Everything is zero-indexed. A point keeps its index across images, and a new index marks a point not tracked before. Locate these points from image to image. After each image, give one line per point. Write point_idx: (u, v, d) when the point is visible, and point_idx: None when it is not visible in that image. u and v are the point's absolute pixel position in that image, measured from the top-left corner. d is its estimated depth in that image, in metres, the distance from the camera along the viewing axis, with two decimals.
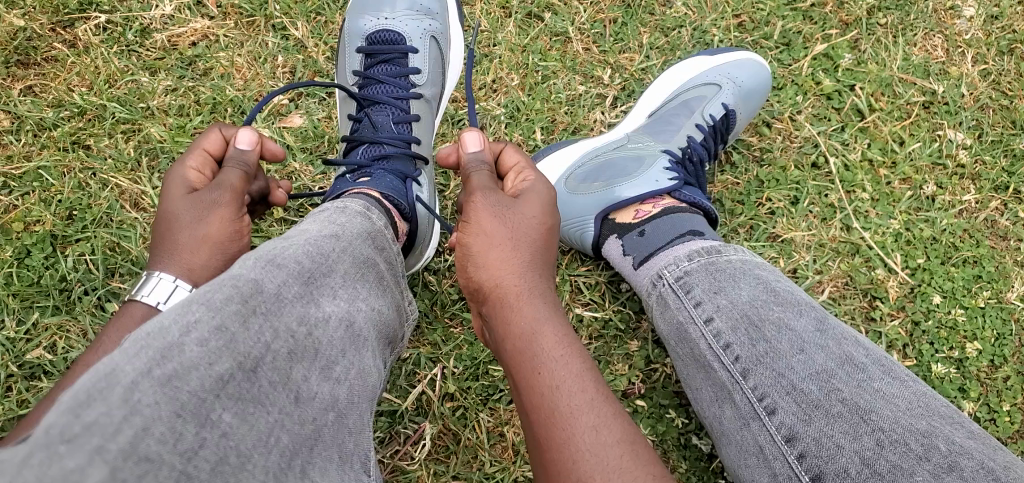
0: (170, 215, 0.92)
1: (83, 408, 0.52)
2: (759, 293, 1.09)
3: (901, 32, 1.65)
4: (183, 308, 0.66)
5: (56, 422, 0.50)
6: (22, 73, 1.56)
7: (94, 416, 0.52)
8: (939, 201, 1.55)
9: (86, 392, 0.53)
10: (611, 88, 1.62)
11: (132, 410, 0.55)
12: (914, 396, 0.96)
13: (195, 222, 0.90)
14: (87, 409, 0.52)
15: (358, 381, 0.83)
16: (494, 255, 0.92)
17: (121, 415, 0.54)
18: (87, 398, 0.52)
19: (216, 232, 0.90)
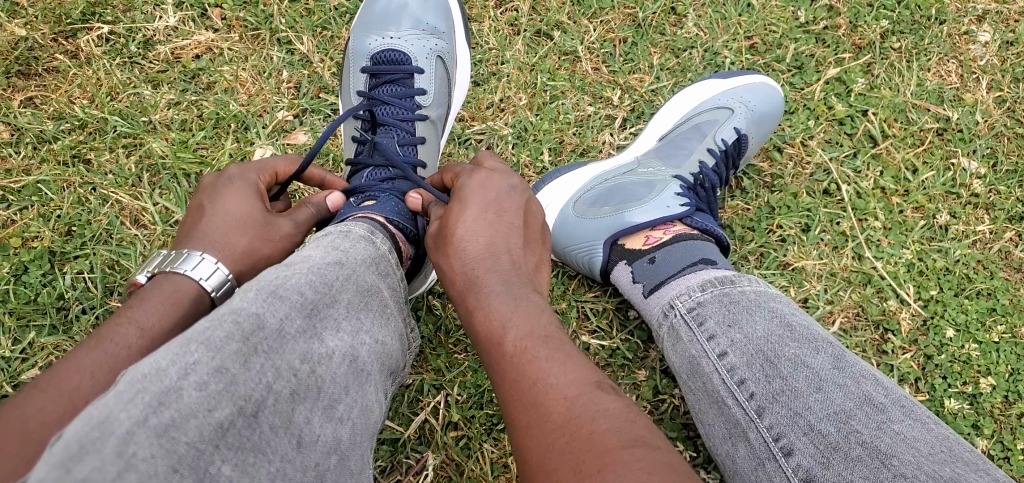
0: (243, 215, 0.98)
1: (75, 463, 0.49)
2: (774, 328, 1.07)
3: (915, 57, 1.63)
4: (182, 348, 0.63)
5: (46, 477, 0.48)
6: (23, 84, 1.53)
7: (86, 472, 0.49)
8: (952, 231, 1.52)
9: (78, 443, 0.50)
10: (621, 109, 1.60)
11: (127, 466, 0.52)
12: (937, 440, 0.93)
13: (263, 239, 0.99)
14: (79, 464, 0.49)
15: (361, 420, 0.79)
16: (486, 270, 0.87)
17: (115, 471, 0.51)
18: (79, 451, 0.49)
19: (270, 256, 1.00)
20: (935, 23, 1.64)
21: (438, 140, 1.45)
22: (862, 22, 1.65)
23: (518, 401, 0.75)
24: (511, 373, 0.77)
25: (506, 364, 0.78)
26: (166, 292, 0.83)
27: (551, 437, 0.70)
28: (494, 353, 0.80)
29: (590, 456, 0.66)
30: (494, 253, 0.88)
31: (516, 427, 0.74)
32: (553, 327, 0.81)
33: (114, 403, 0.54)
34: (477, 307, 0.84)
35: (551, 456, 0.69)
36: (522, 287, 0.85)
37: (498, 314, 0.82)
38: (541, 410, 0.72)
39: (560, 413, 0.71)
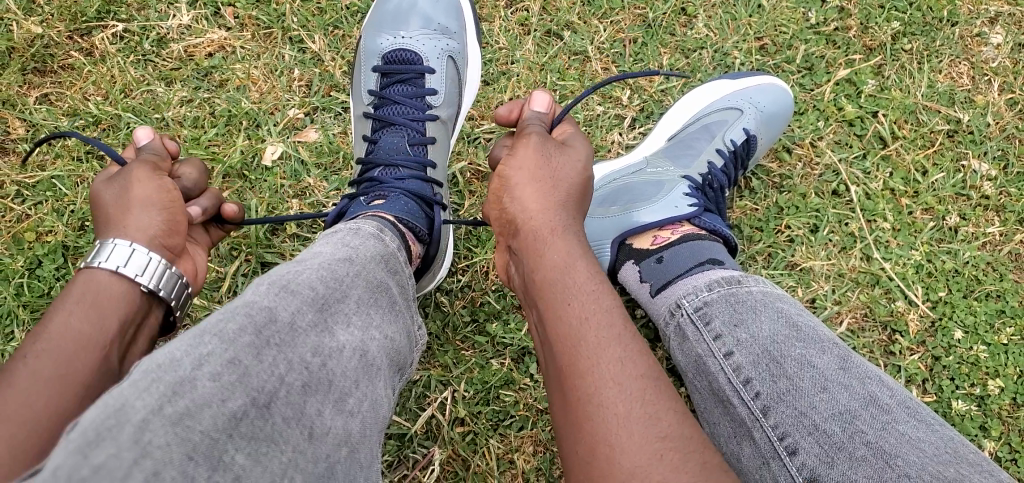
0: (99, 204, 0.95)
1: (92, 449, 0.50)
2: (782, 327, 1.07)
3: (926, 59, 1.62)
4: (195, 339, 0.64)
5: (64, 462, 0.49)
6: (38, 81, 1.55)
7: (102, 458, 0.50)
8: (962, 232, 1.52)
9: (94, 430, 0.51)
10: (630, 109, 1.60)
11: (144, 451, 0.53)
12: (942, 441, 0.93)
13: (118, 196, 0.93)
14: (96, 450, 0.50)
15: (371, 414, 0.80)
16: (551, 244, 0.85)
17: (131, 457, 0.52)
18: (96, 438, 0.51)
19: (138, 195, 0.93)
20: (947, 25, 1.63)
21: (447, 139, 1.45)
22: (873, 24, 1.65)
23: (614, 389, 0.73)
24: (607, 358, 0.76)
25: (607, 346, 0.76)
26: (78, 298, 0.83)
27: (656, 446, 0.70)
28: (570, 346, 0.78)
29: None
30: (562, 236, 0.86)
31: (604, 413, 0.72)
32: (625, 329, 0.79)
33: (129, 392, 0.56)
34: (557, 290, 0.82)
35: (656, 466, 0.69)
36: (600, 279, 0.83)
37: (577, 310, 0.79)
38: (649, 413, 0.72)
39: (669, 426, 0.72)
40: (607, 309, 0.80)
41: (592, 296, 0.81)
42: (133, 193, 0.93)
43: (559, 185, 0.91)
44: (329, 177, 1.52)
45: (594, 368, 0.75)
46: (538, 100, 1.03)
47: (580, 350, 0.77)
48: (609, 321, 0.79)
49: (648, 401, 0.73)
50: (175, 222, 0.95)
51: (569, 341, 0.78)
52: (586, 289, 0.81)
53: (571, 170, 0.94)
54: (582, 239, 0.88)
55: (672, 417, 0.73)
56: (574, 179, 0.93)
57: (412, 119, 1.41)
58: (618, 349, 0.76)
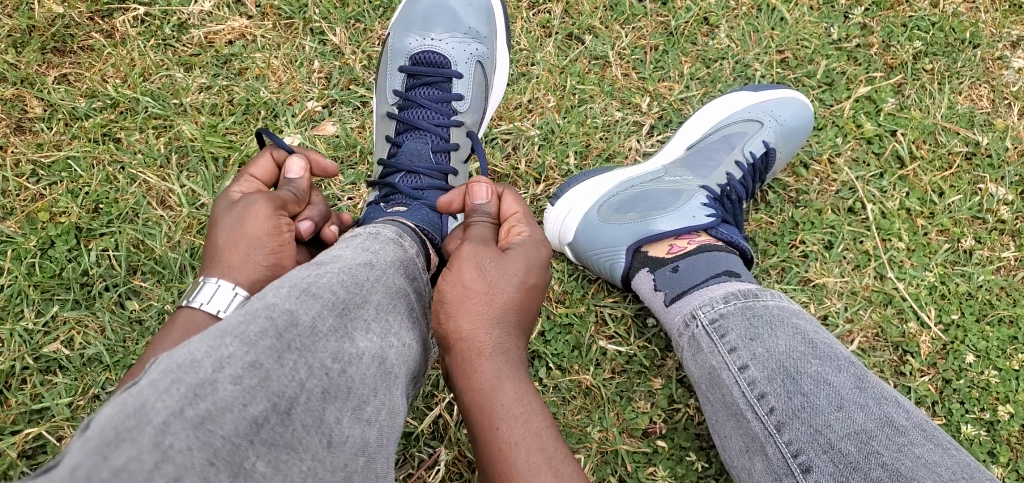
0: (216, 231, 0.98)
1: (112, 450, 0.50)
2: (797, 344, 1.07)
3: (947, 80, 1.62)
4: (217, 342, 0.64)
5: (85, 461, 0.49)
6: (57, 61, 1.55)
7: (123, 461, 0.50)
8: (977, 256, 1.51)
9: (114, 430, 0.51)
10: (649, 116, 1.59)
11: (164, 456, 0.53)
12: (959, 467, 0.92)
13: (234, 227, 0.97)
14: (117, 452, 0.50)
15: (389, 422, 0.78)
16: (480, 363, 0.81)
17: (153, 461, 0.52)
18: (116, 438, 0.51)
19: (251, 230, 0.96)
20: (969, 47, 1.63)
21: (470, 145, 1.47)
22: (894, 42, 1.64)
23: None
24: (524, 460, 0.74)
25: (537, 477, 0.72)
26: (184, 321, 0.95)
27: None
28: (503, 478, 0.74)
29: None
30: (501, 355, 0.82)
31: None
32: (558, 453, 0.75)
33: (149, 393, 0.56)
34: (488, 411, 0.77)
35: None
36: (530, 395, 0.79)
37: (507, 436, 0.75)
38: None
39: None
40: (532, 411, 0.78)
41: (523, 419, 0.76)
42: (249, 231, 0.96)
43: (495, 294, 0.88)
44: (345, 171, 1.52)
45: None
46: (478, 190, 1.00)
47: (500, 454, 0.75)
48: (535, 425, 0.77)
49: None
50: (279, 265, 0.98)
51: (497, 467, 0.75)
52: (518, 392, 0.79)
53: (509, 280, 0.89)
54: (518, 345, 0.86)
55: None
56: (512, 284, 0.90)
57: (437, 124, 1.41)
58: (550, 478, 0.72)
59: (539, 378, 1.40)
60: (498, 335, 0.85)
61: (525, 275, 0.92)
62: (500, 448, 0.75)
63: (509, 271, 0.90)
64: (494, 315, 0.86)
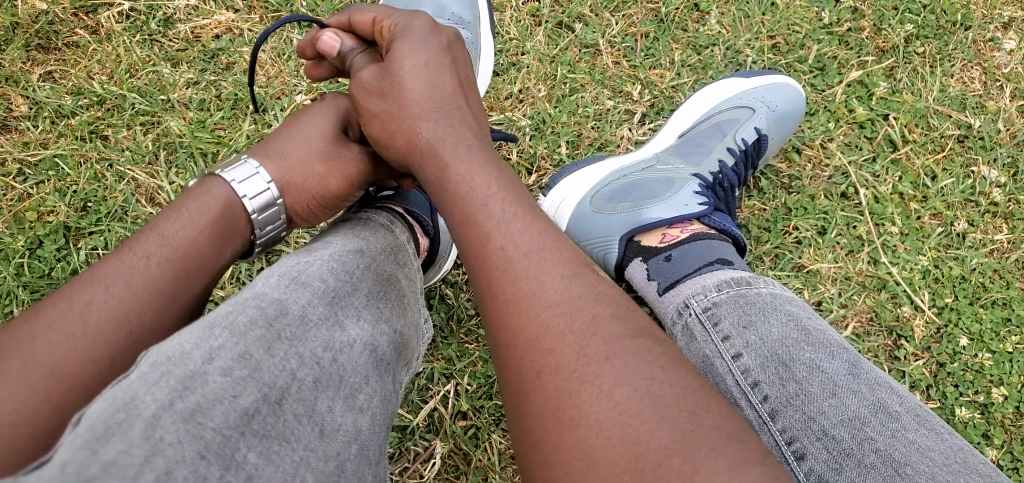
0: (307, 136, 0.97)
1: (102, 445, 0.51)
2: (791, 331, 1.07)
3: (938, 62, 1.61)
4: (206, 333, 0.65)
5: (75, 458, 0.50)
6: (42, 58, 1.53)
7: (113, 455, 0.51)
8: (970, 239, 1.51)
9: (104, 425, 0.52)
10: (640, 104, 1.59)
11: (154, 449, 0.52)
12: (951, 451, 0.92)
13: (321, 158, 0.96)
14: (107, 446, 0.51)
15: (381, 410, 0.76)
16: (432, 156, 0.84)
17: (142, 455, 0.52)
18: (106, 432, 0.52)
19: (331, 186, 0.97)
20: (960, 29, 1.62)
21: None
22: (886, 26, 1.63)
23: (502, 276, 0.72)
24: (535, 320, 0.69)
25: (488, 238, 0.74)
26: (195, 198, 0.85)
27: (547, 317, 0.69)
28: (464, 244, 0.76)
29: (599, 338, 0.68)
30: (454, 144, 0.83)
31: (497, 310, 0.72)
32: (509, 208, 0.76)
33: (139, 387, 0.57)
34: (444, 193, 0.81)
35: (549, 336, 0.68)
36: (477, 168, 0.80)
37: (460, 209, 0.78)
38: (536, 285, 0.71)
39: (558, 293, 0.70)
40: (535, 260, 0.72)
41: (471, 193, 0.78)
42: (327, 181, 0.96)
43: (414, 111, 0.87)
44: None
45: (483, 266, 0.74)
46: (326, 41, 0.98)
47: (513, 321, 0.70)
48: (540, 278, 0.71)
49: (539, 278, 0.71)
50: (314, 216, 0.99)
51: (458, 237, 0.77)
52: (519, 252, 0.73)
53: (405, 85, 0.88)
54: (499, 174, 0.80)
55: (562, 277, 0.72)
56: (415, 89, 0.88)
57: None
58: (501, 233, 0.74)
59: None
60: (476, 190, 0.78)
61: (417, 65, 0.89)
62: (457, 222, 0.78)
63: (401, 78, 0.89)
64: (437, 143, 0.84)
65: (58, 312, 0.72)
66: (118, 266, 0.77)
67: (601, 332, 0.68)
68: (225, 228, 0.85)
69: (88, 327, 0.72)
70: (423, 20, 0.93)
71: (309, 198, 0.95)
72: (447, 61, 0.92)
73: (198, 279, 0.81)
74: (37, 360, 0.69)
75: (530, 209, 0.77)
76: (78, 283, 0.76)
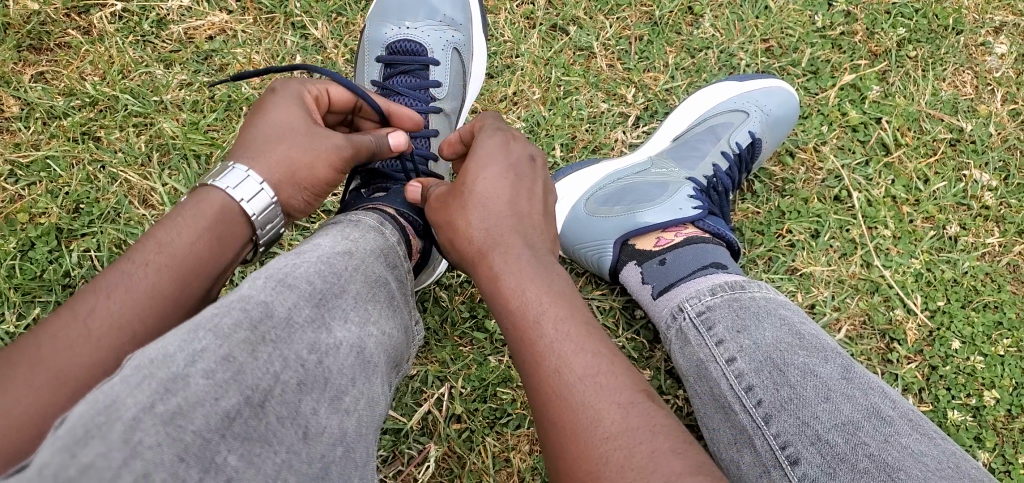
0: (281, 126, 0.92)
1: (80, 448, 0.49)
2: (783, 335, 1.07)
3: (931, 66, 1.62)
4: (189, 334, 0.62)
5: (52, 460, 0.48)
6: (34, 59, 1.52)
7: (91, 457, 0.49)
8: (962, 242, 1.52)
9: (83, 428, 0.50)
10: (634, 107, 1.59)
11: (133, 452, 0.52)
12: (944, 456, 0.93)
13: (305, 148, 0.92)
14: (85, 449, 0.49)
15: (367, 412, 0.77)
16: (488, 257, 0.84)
17: (120, 458, 0.51)
18: (84, 436, 0.50)
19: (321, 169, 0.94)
20: (953, 33, 1.63)
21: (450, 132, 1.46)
22: (879, 29, 1.64)
23: (558, 402, 0.72)
24: (595, 454, 0.68)
25: (543, 359, 0.75)
26: (191, 206, 0.79)
27: (603, 449, 0.68)
28: (524, 363, 0.77)
29: (657, 474, 0.65)
30: (510, 249, 0.83)
31: (556, 437, 0.72)
32: (565, 326, 0.76)
33: (121, 389, 0.55)
34: (499, 306, 0.80)
35: (606, 470, 0.67)
36: (530, 281, 0.80)
37: (515, 326, 0.78)
38: (592, 416, 0.70)
39: (615, 424, 0.69)
40: (593, 389, 0.72)
41: (525, 311, 0.78)
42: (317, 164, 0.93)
43: (469, 210, 0.88)
44: None
45: (540, 387, 0.74)
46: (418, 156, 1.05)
47: (569, 449, 0.70)
48: (596, 407, 0.71)
49: (595, 406, 0.71)
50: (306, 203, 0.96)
51: (517, 354, 0.78)
52: (574, 376, 0.73)
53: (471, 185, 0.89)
54: (551, 292, 0.79)
55: (620, 407, 0.71)
56: (474, 190, 0.89)
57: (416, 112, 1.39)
58: (556, 355, 0.74)
59: None
60: (529, 306, 0.78)
61: (482, 175, 0.90)
62: (514, 340, 0.78)
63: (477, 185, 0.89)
64: (488, 246, 0.84)
65: (61, 320, 0.68)
66: (116, 274, 0.72)
67: (660, 467, 0.66)
68: (224, 234, 0.80)
69: (92, 334, 0.68)
70: (500, 142, 0.95)
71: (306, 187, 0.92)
72: (512, 173, 0.91)
73: (201, 285, 0.77)
74: (43, 367, 0.65)
75: (588, 331, 0.77)
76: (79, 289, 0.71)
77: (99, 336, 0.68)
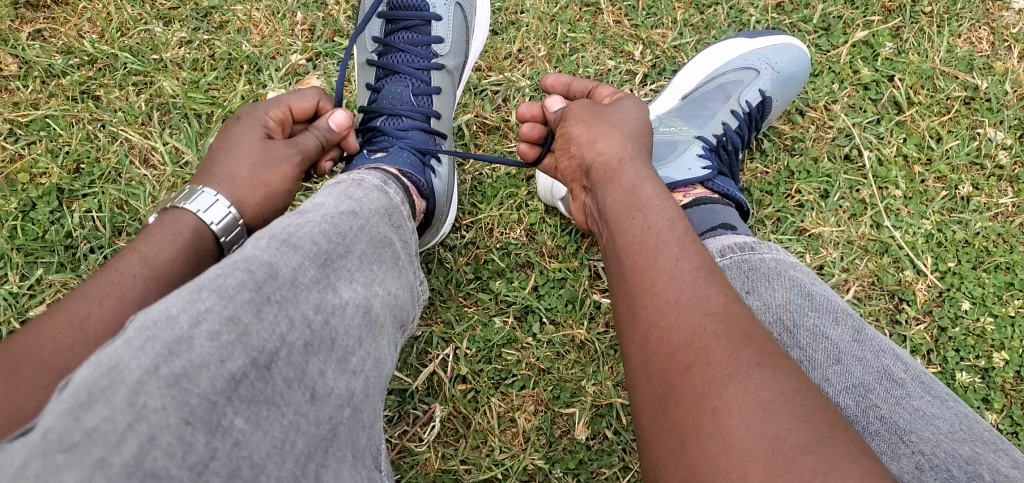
0: (239, 148, 0.93)
1: (84, 412, 0.48)
2: (795, 298, 1.06)
3: (946, 22, 1.58)
4: (192, 295, 0.60)
5: (55, 425, 0.47)
6: (31, 16, 1.50)
7: (96, 421, 0.48)
8: (974, 202, 1.50)
9: (86, 391, 0.49)
10: (642, 65, 1.56)
11: (138, 416, 0.50)
12: (957, 418, 0.92)
13: (261, 166, 0.92)
14: (89, 413, 0.48)
15: (373, 373, 0.77)
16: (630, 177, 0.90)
17: (125, 422, 0.49)
18: (88, 400, 0.48)
19: (275, 183, 0.93)
20: None
21: (452, 90, 1.41)
22: None
23: (668, 279, 0.75)
24: (689, 322, 0.70)
25: (660, 247, 0.78)
26: (164, 227, 0.80)
27: (703, 320, 0.70)
28: (636, 251, 0.80)
29: (752, 348, 0.67)
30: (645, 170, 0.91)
31: (656, 307, 0.74)
32: (689, 233, 0.80)
33: (124, 351, 0.52)
34: (628, 200, 0.86)
35: (702, 335, 0.69)
36: (660, 193, 0.86)
37: (642, 217, 0.83)
38: (699, 294, 0.73)
39: (717, 305, 0.71)
40: (699, 277, 0.74)
41: (654, 214, 0.82)
42: (272, 180, 0.93)
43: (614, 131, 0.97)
44: None
45: (651, 266, 0.77)
46: (337, 119, 1.05)
47: (668, 319, 0.72)
48: (702, 290, 0.73)
49: (703, 288, 0.73)
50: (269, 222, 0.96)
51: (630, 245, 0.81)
52: (684, 265, 0.76)
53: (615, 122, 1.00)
54: (672, 207, 0.84)
55: (724, 296, 0.73)
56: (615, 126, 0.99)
57: (417, 69, 1.35)
58: (675, 250, 0.78)
59: (534, 334, 1.39)
60: (652, 210, 0.83)
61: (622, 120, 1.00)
62: (632, 232, 0.82)
63: (621, 121, 1.01)
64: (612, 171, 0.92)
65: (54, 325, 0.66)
66: (93, 289, 0.70)
67: (752, 344, 0.68)
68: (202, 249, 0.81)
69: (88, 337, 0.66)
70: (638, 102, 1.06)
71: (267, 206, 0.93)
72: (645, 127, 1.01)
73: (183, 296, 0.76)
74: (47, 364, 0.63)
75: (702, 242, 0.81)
76: (72, 299, 0.69)
77: (96, 337, 0.66)
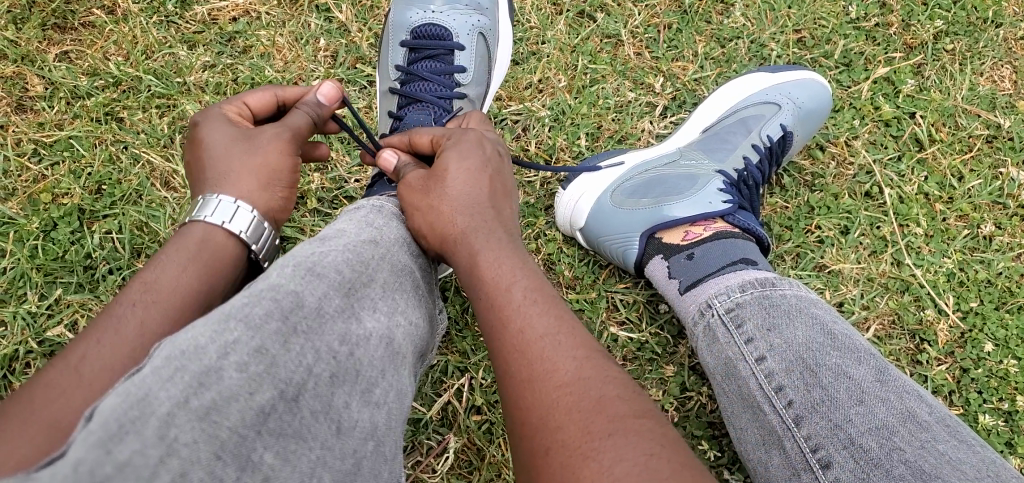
0: (217, 150, 0.90)
1: (116, 444, 0.47)
2: (815, 335, 1.04)
3: (968, 60, 1.58)
4: (219, 326, 0.60)
5: (87, 456, 0.46)
6: (58, 38, 1.52)
7: (127, 455, 0.47)
8: (996, 242, 1.48)
9: (118, 422, 0.48)
10: (662, 96, 1.56)
11: (169, 449, 0.49)
12: (983, 464, 0.91)
13: (251, 153, 0.90)
14: (120, 445, 0.47)
15: (397, 405, 0.75)
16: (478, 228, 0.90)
17: (157, 455, 0.48)
18: (120, 431, 0.48)
19: (274, 162, 0.91)
20: (991, 27, 1.59)
21: None
22: (915, 21, 1.60)
23: (534, 342, 0.75)
24: (555, 385, 0.71)
25: (516, 306, 0.79)
26: (169, 246, 0.81)
27: (566, 381, 0.71)
28: (494, 305, 0.81)
29: (615, 406, 0.70)
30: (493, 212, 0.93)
31: (519, 370, 0.74)
32: (552, 292, 0.83)
33: (153, 382, 0.52)
34: (480, 252, 0.86)
35: (568, 398, 0.70)
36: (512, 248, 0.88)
37: (502, 268, 0.84)
38: (559, 355, 0.74)
39: (575, 363, 0.73)
40: (558, 336, 0.76)
41: (508, 268, 0.84)
42: (270, 159, 0.91)
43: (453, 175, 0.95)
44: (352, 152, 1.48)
45: (510, 327, 0.78)
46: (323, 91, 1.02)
47: (535, 383, 0.72)
48: (562, 348, 0.75)
49: (564, 347, 0.75)
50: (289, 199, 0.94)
51: (489, 303, 0.81)
52: (544, 327, 0.77)
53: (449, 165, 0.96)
54: (525, 262, 0.86)
55: (584, 352, 0.75)
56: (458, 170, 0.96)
57: (441, 97, 1.37)
58: (534, 308, 0.79)
59: None
60: (502, 267, 0.84)
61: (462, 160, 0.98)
62: (490, 289, 0.82)
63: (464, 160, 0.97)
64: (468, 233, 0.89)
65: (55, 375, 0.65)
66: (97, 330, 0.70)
67: (614, 400, 0.70)
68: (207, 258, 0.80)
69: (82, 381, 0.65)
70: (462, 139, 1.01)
71: (277, 186, 0.91)
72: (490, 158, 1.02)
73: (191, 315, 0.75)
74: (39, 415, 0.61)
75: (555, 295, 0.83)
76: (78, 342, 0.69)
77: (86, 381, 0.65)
